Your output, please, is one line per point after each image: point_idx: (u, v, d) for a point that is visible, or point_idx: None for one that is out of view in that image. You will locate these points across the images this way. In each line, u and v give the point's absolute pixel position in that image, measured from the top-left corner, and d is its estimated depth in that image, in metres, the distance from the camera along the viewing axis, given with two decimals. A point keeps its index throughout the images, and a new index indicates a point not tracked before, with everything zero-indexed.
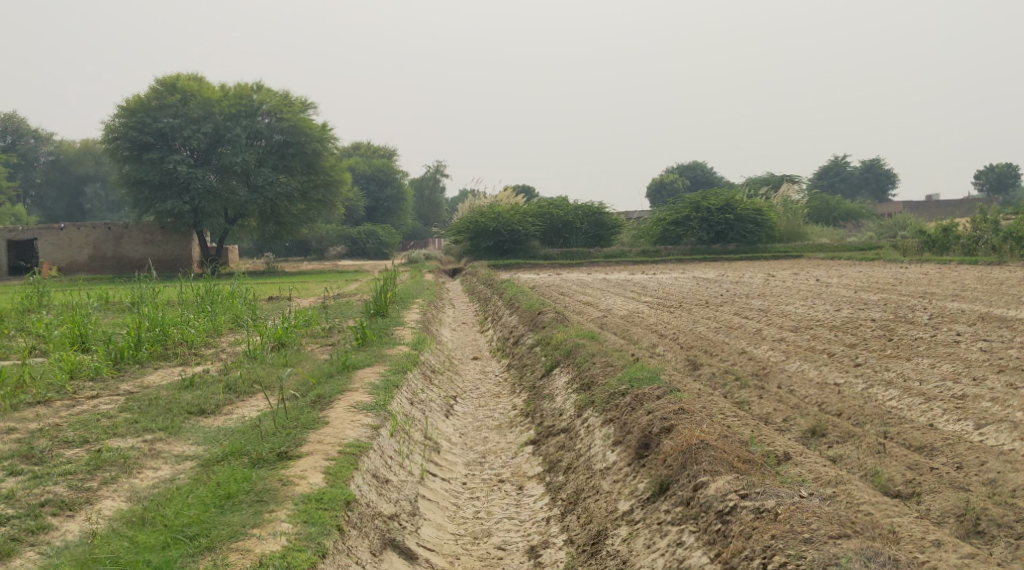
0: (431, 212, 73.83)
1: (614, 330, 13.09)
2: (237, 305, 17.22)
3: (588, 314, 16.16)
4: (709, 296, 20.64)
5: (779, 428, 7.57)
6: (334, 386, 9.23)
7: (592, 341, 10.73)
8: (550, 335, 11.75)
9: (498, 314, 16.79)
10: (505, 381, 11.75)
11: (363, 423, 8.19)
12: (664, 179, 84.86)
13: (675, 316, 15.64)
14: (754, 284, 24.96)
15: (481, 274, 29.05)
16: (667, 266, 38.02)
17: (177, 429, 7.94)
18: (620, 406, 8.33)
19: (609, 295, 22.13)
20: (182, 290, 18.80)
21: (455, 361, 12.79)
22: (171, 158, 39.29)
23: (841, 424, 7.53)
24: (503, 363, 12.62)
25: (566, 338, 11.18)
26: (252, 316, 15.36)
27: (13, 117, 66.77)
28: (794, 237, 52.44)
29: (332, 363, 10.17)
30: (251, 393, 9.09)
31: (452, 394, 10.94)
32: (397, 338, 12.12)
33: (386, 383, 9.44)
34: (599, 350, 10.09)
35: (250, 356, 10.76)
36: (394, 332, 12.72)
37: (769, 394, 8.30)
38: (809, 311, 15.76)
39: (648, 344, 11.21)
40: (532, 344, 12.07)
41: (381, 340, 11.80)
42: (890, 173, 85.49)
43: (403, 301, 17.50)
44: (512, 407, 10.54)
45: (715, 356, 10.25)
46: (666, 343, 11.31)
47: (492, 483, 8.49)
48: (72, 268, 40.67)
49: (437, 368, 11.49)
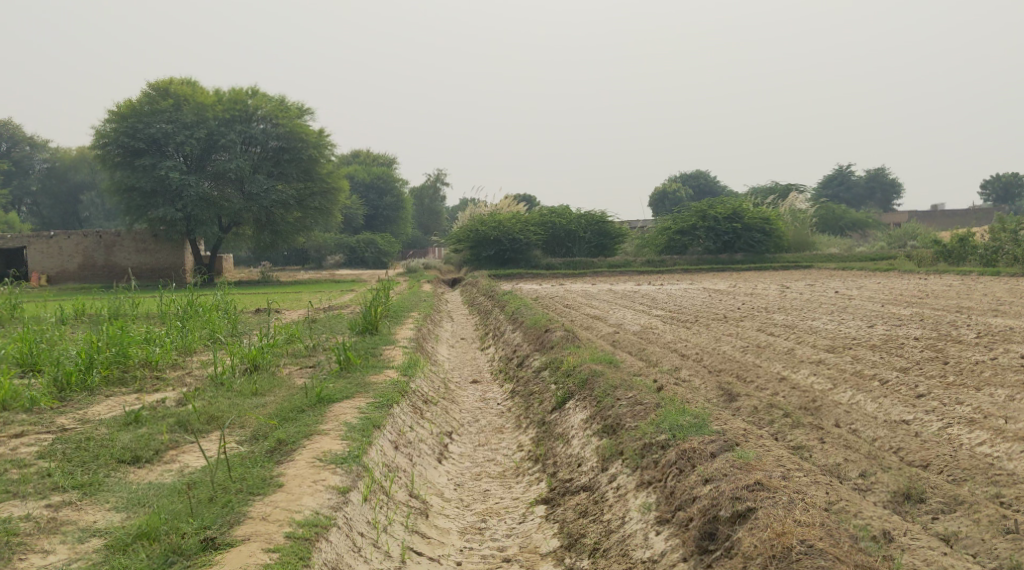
0: (431, 220, 72.57)
1: (630, 349, 11.77)
2: (217, 320, 15.92)
3: (598, 330, 14.87)
4: (726, 309, 19.30)
5: (861, 490, 6.32)
6: (299, 427, 7.94)
7: (610, 367, 9.41)
8: (559, 358, 10.43)
9: (500, 330, 15.48)
10: (508, 411, 10.41)
11: (328, 486, 6.89)
12: (667, 188, 83.60)
13: (693, 333, 14.33)
14: (768, 296, 23.65)
15: (482, 284, 27.81)
16: (675, 276, 36.76)
17: (95, 488, 6.76)
18: (661, 467, 7.02)
19: (619, 308, 20.78)
20: (161, 304, 17.51)
21: (452, 385, 11.46)
22: (163, 165, 37.95)
23: (945, 486, 6.32)
24: (506, 388, 11.28)
25: (579, 362, 9.85)
26: (231, 332, 14.07)
27: (11, 123, 66.21)
28: (803, 247, 51.12)
29: (305, 393, 8.88)
30: (202, 432, 7.88)
31: (448, 430, 9.62)
32: (386, 360, 10.80)
33: (365, 423, 8.15)
34: (620, 381, 8.77)
35: (216, 383, 9.47)
36: (383, 352, 11.40)
37: (833, 439, 7.03)
38: (839, 328, 14.46)
39: (670, 369, 9.90)
40: (539, 368, 10.74)
41: (368, 363, 10.48)
42: (896, 182, 84.42)
43: (396, 315, 16.18)
44: (518, 447, 9.24)
45: (750, 383, 8.93)
46: (690, 367, 9.98)
47: (494, 563, 7.10)
48: (63, 277, 39.31)
49: (431, 398, 10.17)
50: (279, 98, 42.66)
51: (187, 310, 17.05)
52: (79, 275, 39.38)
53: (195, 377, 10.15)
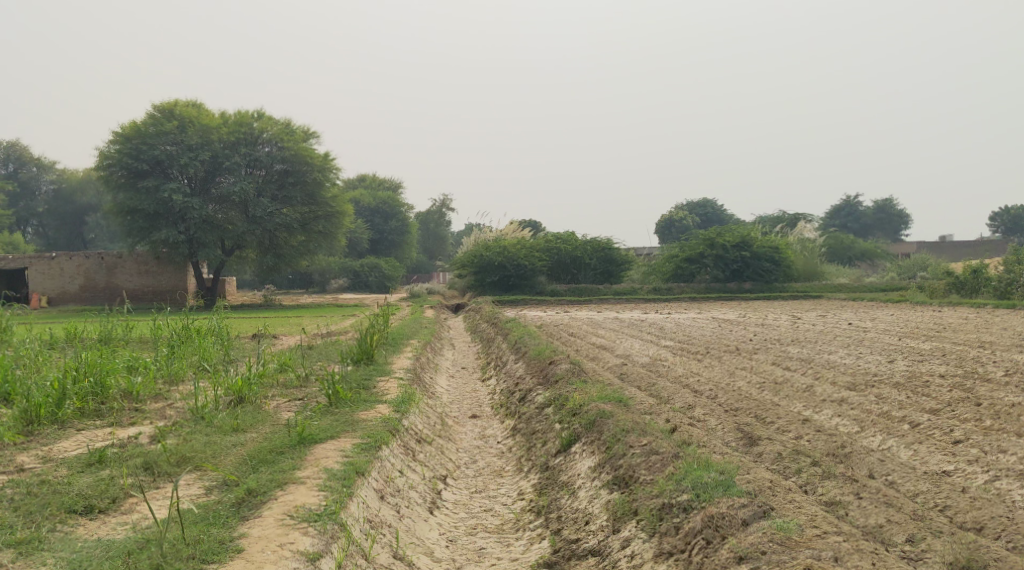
0: (436, 245, 72.07)
1: (640, 384, 11.15)
2: (209, 345, 15.34)
3: (605, 362, 14.24)
4: (738, 340, 18.64)
5: (912, 558, 5.67)
6: (273, 475, 7.34)
7: (619, 408, 8.78)
8: (564, 396, 9.81)
9: (502, 360, 14.84)
10: (509, 452, 9.76)
11: (296, 552, 6.22)
12: (674, 216, 83.13)
13: (705, 367, 13.68)
14: (779, 327, 22.99)
15: (485, 311, 27.20)
16: (682, 305, 36.14)
17: (37, 543, 6.20)
18: (685, 534, 6.36)
19: (626, 338, 20.15)
20: (154, 329, 16.94)
21: (450, 421, 10.81)
22: (166, 187, 37.33)
23: (1003, 552, 5.69)
24: (507, 426, 10.63)
25: (586, 400, 9.23)
26: (221, 359, 13.48)
27: (18, 144, 65.95)
28: (811, 276, 50.47)
29: (287, 433, 8.31)
30: (170, 477, 7.36)
31: (443, 474, 8.99)
32: (379, 395, 10.20)
33: (348, 471, 7.54)
34: (631, 425, 8.15)
35: (196, 418, 8.88)
36: (378, 385, 10.79)
37: (870, 495, 6.42)
38: (857, 362, 13.81)
39: (683, 408, 9.28)
40: (543, 405, 10.13)
41: (359, 399, 9.88)
42: (904, 213, 83.89)
43: (394, 343, 15.57)
44: (518, 495, 8.61)
45: (771, 425, 8.31)
46: (704, 406, 9.36)
47: None
48: (63, 298, 38.81)
49: (426, 437, 9.54)
50: (285, 122, 42.30)
51: (179, 334, 16.46)
52: (80, 297, 38.92)
53: (175, 409, 9.55)
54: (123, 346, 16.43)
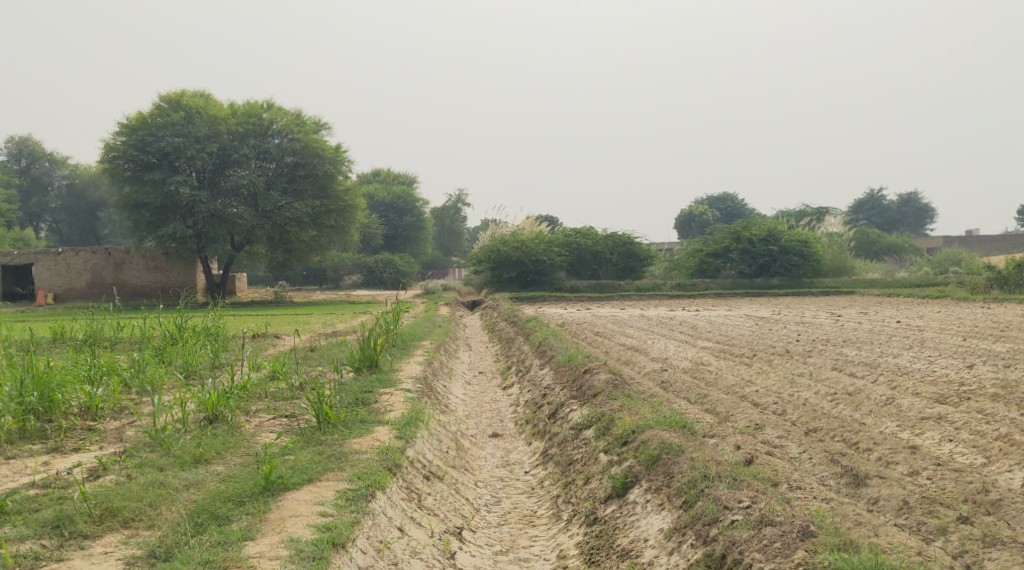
0: (453, 242, 70.50)
1: (691, 396, 9.55)
2: (198, 349, 13.80)
3: (641, 367, 12.60)
4: (782, 341, 16.92)
5: None
6: (208, 556, 5.79)
7: (685, 442, 7.19)
8: (608, 419, 8.22)
9: (525, 364, 13.22)
10: (545, 491, 8.14)
11: None
12: (693, 211, 81.28)
13: (756, 373, 11.99)
14: (822, 326, 21.23)
15: (504, 308, 25.61)
16: (709, 302, 34.37)
17: None
18: None
19: (657, 338, 18.52)
20: (145, 330, 15.45)
21: (467, 443, 9.22)
22: (173, 179, 36.01)
23: None
24: (537, 452, 9.02)
25: (640, 424, 7.75)
26: (210, 367, 12.01)
27: (30, 140, 64.76)
28: (840, 272, 48.56)
29: (251, 476, 6.85)
30: (92, 534, 6.09)
31: (459, 526, 7.34)
32: (381, 413, 8.69)
33: (319, 545, 5.99)
34: (709, 470, 6.60)
35: (153, 441, 7.45)
36: (381, 398, 9.26)
37: None
38: (931, 367, 12.09)
39: (750, 429, 7.70)
40: (581, 427, 8.58)
41: (356, 422, 8.36)
42: (930, 207, 81.65)
43: (404, 345, 13.95)
44: (558, 560, 6.97)
45: (871, 457, 6.78)
46: (775, 427, 7.71)
47: None
48: (70, 295, 37.45)
49: (436, 472, 7.98)
50: (295, 112, 40.84)
51: (171, 336, 14.90)
52: (87, 294, 37.56)
53: (135, 430, 8.09)
54: (109, 351, 14.96)
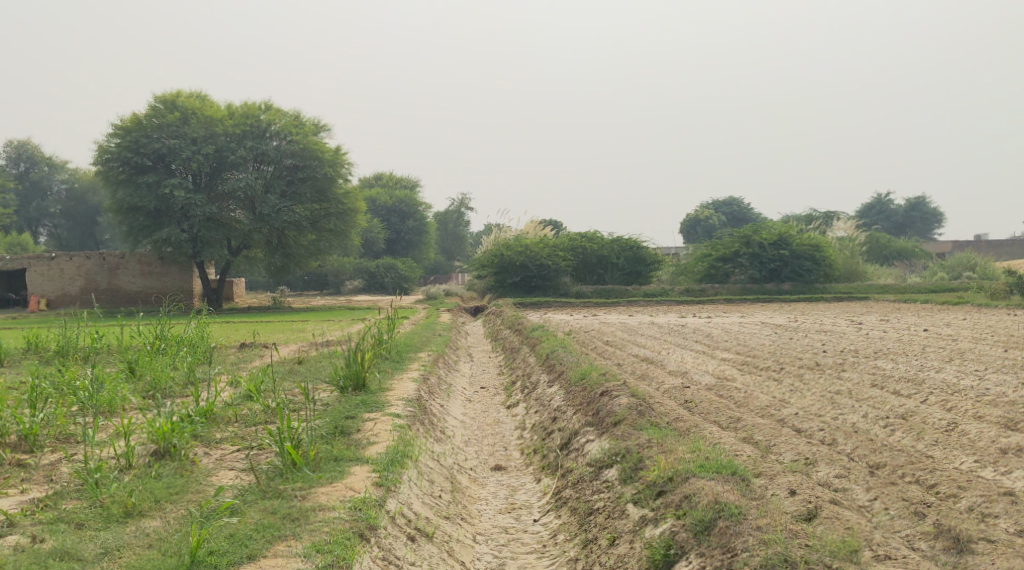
0: (456, 246, 69.36)
1: (721, 421, 8.42)
2: (177, 362, 12.61)
3: (658, 384, 11.41)
4: (808, 353, 15.68)
5: None
6: None
7: (732, 501, 6.03)
8: (637, 463, 7.08)
9: (531, 379, 12.03)
10: (562, 549, 6.97)
11: None
12: (699, 215, 80.01)
13: (789, 390, 10.80)
14: (844, 335, 19.96)
15: (508, 315, 24.43)
16: (720, 308, 33.15)
17: None
18: None
19: (672, 348, 17.30)
20: (123, 345, 14.30)
21: (461, 482, 8.08)
22: (167, 183, 34.92)
23: None
24: (550, 495, 7.87)
25: (675, 470, 6.64)
26: (186, 385, 10.86)
27: (29, 144, 63.65)
28: (852, 277, 47.29)
29: (172, 553, 5.70)
30: None
31: None
32: (361, 450, 7.53)
33: None
34: (791, 555, 5.45)
35: (82, 483, 6.52)
36: (363, 427, 8.12)
37: None
38: (981, 384, 10.84)
39: (801, 471, 6.61)
40: (600, 468, 7.44)
41: (326, 464, 7.21)
42: (938, 211, 80.31)
43: (397, 359, 12.77)
44: None
45: (975, 522, 5.74)
46: (832, 469, 6.56)
47: None
48: (62, 301, 36.33)
49: (424, 529, 6.82)
50: (294, 114, 39.65)
51: (149, 349, 13.77)
52: (80, 299, 36.44)
53: (66, 469, 7.14)
54: (83, 364, 13.78)
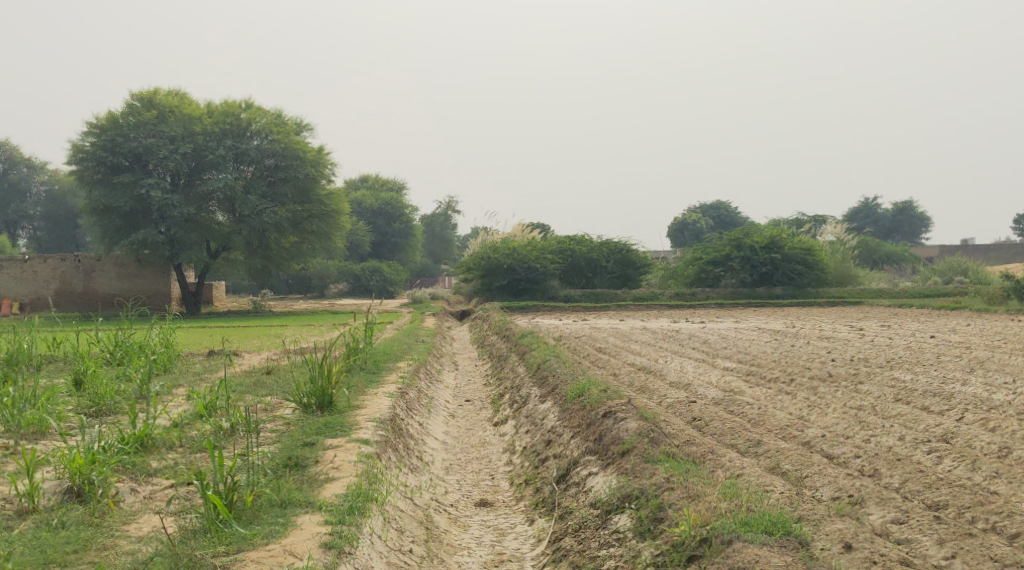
0: (442, 249, 68.18)
1: (741, 447, 7.39)
2: (136, 374, 11.39)
3: (660, 399, 10.34)
4: (817, 362, 14.63)
5: None
6: None
7: None
8: (658, 515, 5.99)
9: (523, 393, 10.91)
10: None
11: None
12: (687, 218, 79.07)
13: (809, 407, 9.74)
14: (850, 342, 18.92)
15: (495, 320, 23.28)
16: (713, 312, 32.10)
17: None
18: None
19: (670, 356, 16.22)
20: (79, 355, 13.05)
21: (439, 528, 6.96)
22: (143, 183, 33.58)
23: None
24: (553, 542, 6.77)
25: (710, 526, 5.57)
26: (139, 402, 9.67)
27: (8, 144, 62.15)
28: (844, 281, 46.35)
29: None
30: None
31: None
32: (311, 499, 6.37)
33: None
34: None
35: None
36: (319, 465, 6.99)
37: None
38: (1019, 399, 9.83)
39: (850, 517, 5.62)
40: (613, 516, 6.37)
41: (265, 519, 6.04)
42: (925, 216, 79.70)
43: (374, 370, 11.62)
44: None
45: None
46: (894, 523, 5.53)
47: None
48: (36, 305, 34.96)
49: None
50: (275, 112, 38.30)
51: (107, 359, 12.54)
52: (54, 303, 35.05)
53: None
54: (34, 376, 12.54)
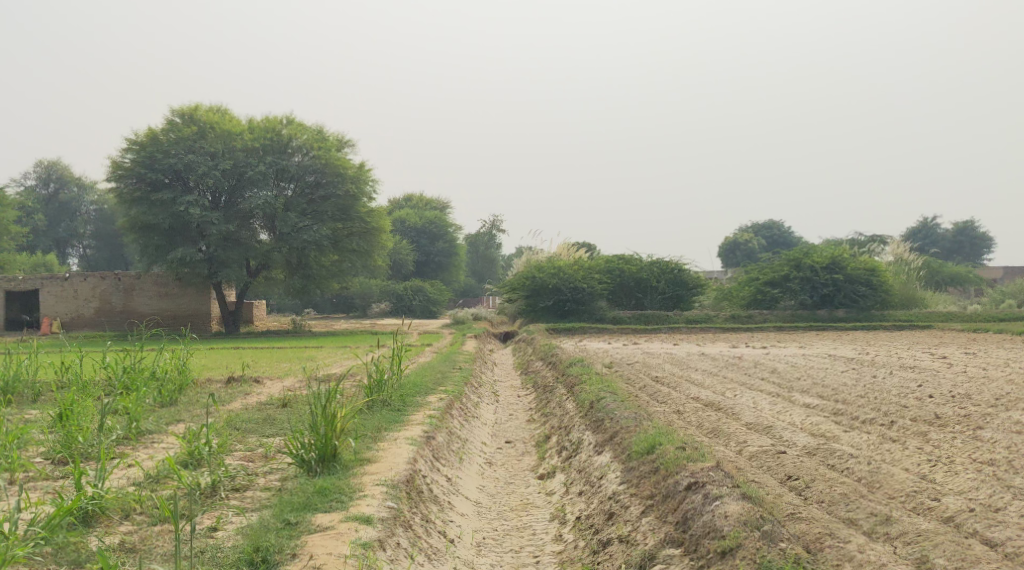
0: (487, 269, 66.79)
1: (860, 524, 5.78)
2: (134, 409, 9.89)
3: (738, 449, 8.68)
4: (914, 398, 12.64)
5: None
6: None
7: None
8: None
9: (574, 440, 9.25)
10: None
11: None
12: (738, 239, 76.70)
13: (928, 462, 7.90)
14: (940, 373, 16.79)
15: (542, 343, 21.58)
16: (773, 337, 30.02)
17: None
18: None
19: (739, 388, 14.35)
20: (83, 386, 11.60)
21: None
22: (182, 200, 32.46)
23: None
24: None
25: None
26: (125, 448, 8.13)
27: (59, 164, 62.18)
28: (908, 303, 43.71)
29: None
30: None
31: None
32: None
33: None
34: None
35: None
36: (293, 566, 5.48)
37: None
38: None
39: None
40: None
41: None
42: (988, 237, 76.05)
43: (400, 409, 10.06)
44: None
45: None
46: None
47: None
48: (77, 323, 34.17)
49: None
50: (316, 128, 37.15)
51: (110, 390, 11.08)
52: (94, 322, 34.11)
53: None
54: (30, 410, 11.14)
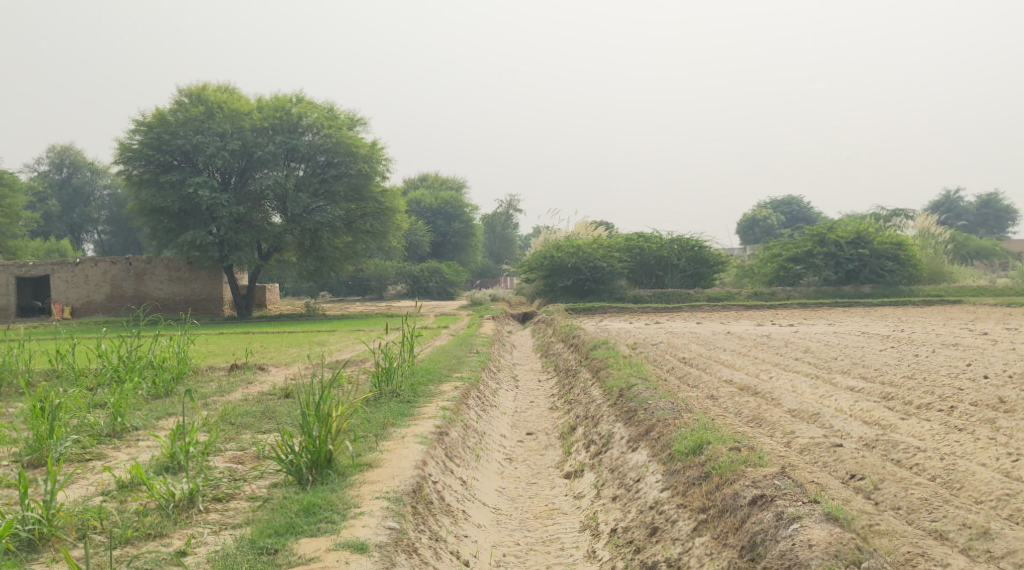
0: (503, 250, 65.85)
1: (955, 562, 5.11)
2: (124, 402, 9.04)
3: (787, 441, 7.78)
4: (969, 380, 11.60)
5: None
6: None
7: None
8: None
9: (601, 435, 8.43)
10: None
11: None
12: (757, 215, 75.34)
13: (1009, 456, 6.91)
14: (988, 351, 15.70)
15: (562, 324, 20.65)
16: (800, 314, 28.97)
17: None
18: None
19: (775, 370, 13.38)
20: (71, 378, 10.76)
21: None
22: (191, 181, 31.58)
23: None
24: None
25: None
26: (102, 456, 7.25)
27: (72, 149, 61.47)
28: (936, 278, 42.41)
29: None
30: None
31: None
32: None
33: None
34: None
35: None
36: None
37: None
38: None
39: None
40: None
41: None
42: (1013, 209, 74.32)
43: (409, 400, 9.23)
44: None
45: None
46: None
47: None
48: (89, 310, 33.44)
49: None
50: (327, 106, 36.13)
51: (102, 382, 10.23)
52: (106, 308, 33.39)
53: None
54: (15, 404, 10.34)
